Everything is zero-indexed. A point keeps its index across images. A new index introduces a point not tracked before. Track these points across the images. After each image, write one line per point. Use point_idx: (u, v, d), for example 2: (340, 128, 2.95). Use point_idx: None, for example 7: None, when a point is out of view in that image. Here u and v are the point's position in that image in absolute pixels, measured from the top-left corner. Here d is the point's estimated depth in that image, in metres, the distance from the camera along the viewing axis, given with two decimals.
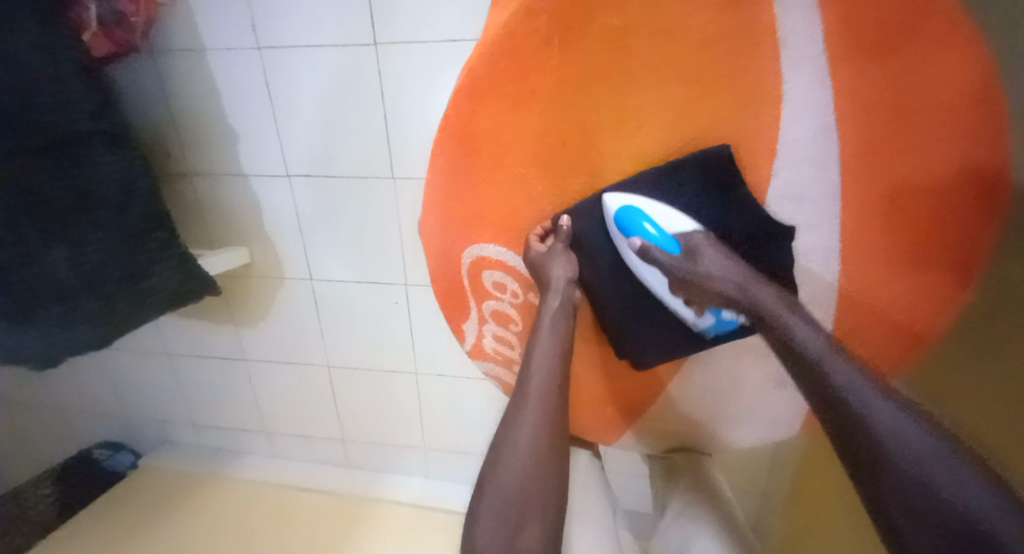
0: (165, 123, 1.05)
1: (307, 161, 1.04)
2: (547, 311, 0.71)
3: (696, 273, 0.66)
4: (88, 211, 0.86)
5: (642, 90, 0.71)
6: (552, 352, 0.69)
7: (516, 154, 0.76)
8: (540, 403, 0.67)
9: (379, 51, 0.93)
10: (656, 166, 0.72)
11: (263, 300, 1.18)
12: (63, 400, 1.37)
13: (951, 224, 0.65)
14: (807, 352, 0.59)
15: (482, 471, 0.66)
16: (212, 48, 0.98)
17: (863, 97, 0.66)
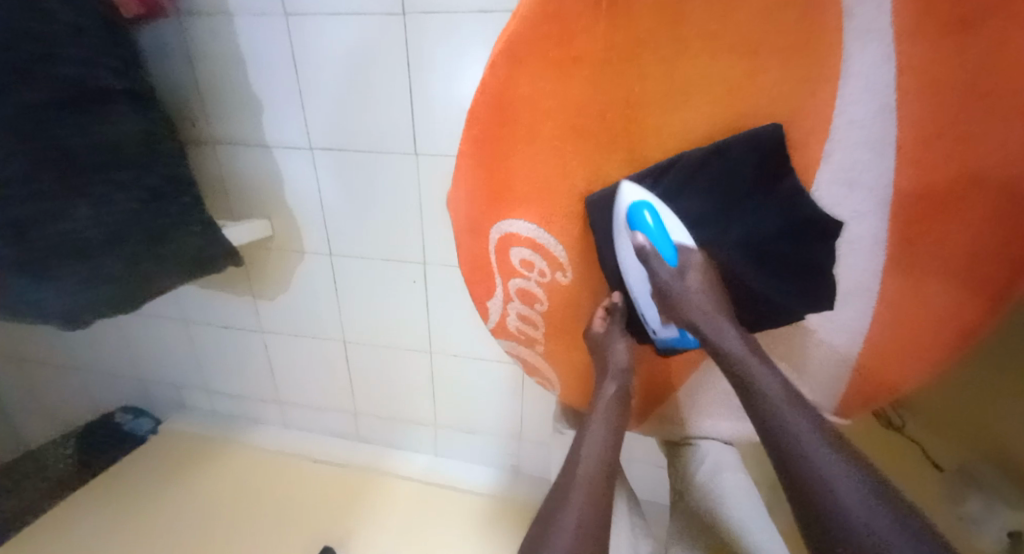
0: (187, 87, 1.03)
1: (330, 133, 1.01)
2: (602, 396, 0.65)
3: (679, 297, 0.61)
4: (107, 169, 0.83)
5: (695, 58, 0.58)
6: (605, 436, 0.61)
7: (547, 127, 0.62)
8: (590, 480, 0.57)
9: (408, 21, 0.89)
10: (698, 149, 0.61)
11: (281, 272, 1.17)
12: (86, 362, 1.39)
13: (969, 246, 0.57)
14: (764, 403, 0.53)
15: (542, 512, 0.57)
16: (238, 14, 0.95)
17: (937, 74, 0.53)
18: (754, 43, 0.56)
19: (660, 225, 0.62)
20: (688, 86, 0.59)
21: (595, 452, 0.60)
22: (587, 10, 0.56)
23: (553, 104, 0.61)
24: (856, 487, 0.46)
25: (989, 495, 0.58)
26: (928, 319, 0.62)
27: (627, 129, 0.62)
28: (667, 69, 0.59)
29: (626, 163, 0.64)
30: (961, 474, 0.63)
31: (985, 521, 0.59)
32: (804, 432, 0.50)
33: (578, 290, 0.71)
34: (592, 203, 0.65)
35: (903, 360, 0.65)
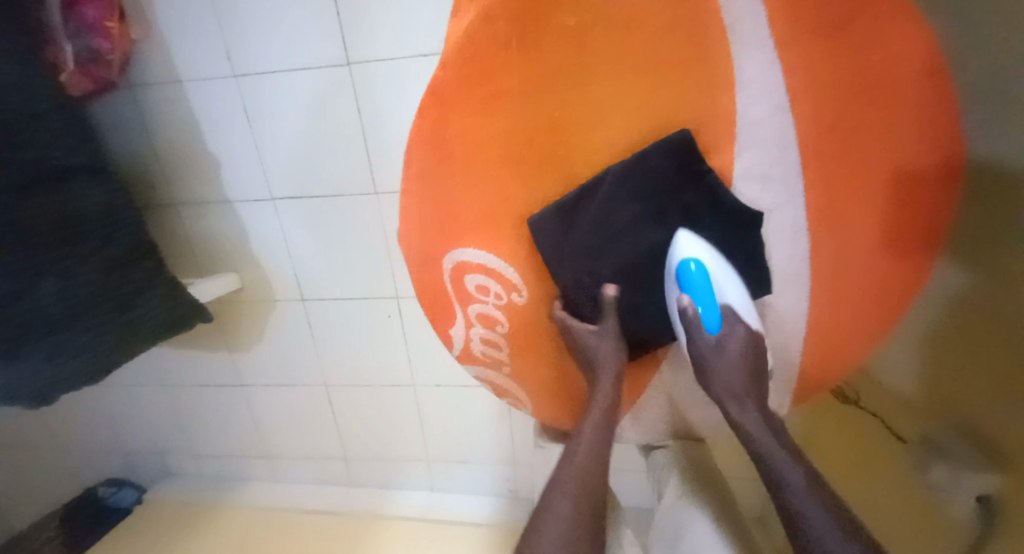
0: (144, 154, 1.06)
1: (288, 183, 1.03)
2: (600, 390, 0.65)
3: (709, 366, 0.63)
4: (64, 243, 0.84)
5: (607, 80, 0.62)
6: (599, 429, 0.62)
7: (481, 158, 0.65)
8: (585, 468, 0.59)
9: (351, 69, 0.93)
10: (620, 161, 0.66)
11: (254, 324, 1.18)
12: (67, 438, 1.37)
13: (915, 212, 0.60)
14: (760, 450, 0.57)
15: (533, 511, 0.57)
16: (188, 79, 0.98)
17: (823, 76, 0.58)
18: (652, 61, 0.61)
19: (706, 289, 0.64)
20: (605, 107, 0.64)
21: (590, 441, 0.61)
22: (500, 47, 0.61)
23: (485, 136, 0.65)
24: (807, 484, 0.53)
25: (955, 464, 0.56)
26: (869, 291, 0.64)
27: (556, 152, 0.66)
28: (581, 94, 0.63)
29: (557, 182, 0.68)
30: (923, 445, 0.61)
31: (953, 488, 0.56)
32: (773, 451, 0.56)
33: (536, 308, 0.73)
34: (534, 223, 0.68)
35: (850, 340, 0.67)
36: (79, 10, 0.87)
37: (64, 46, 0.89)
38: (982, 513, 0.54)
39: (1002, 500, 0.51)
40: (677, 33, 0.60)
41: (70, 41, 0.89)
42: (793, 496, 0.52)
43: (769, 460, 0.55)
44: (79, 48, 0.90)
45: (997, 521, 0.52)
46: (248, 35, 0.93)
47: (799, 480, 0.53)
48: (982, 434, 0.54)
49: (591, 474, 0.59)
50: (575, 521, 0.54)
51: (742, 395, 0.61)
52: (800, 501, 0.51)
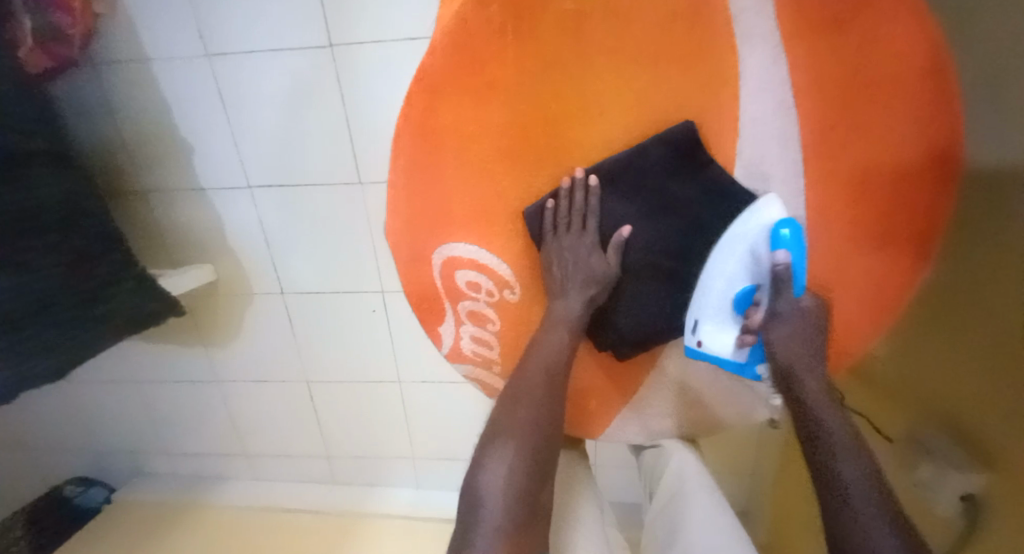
0: (110, 139, 1.01)
1: (268, 172, 0.99)
2: (546, 338, 0.64)
3: (784, 328, 0.58)
4: (21, 236, 0.78)
5: (605, 73, 0.60)
6: (542, 369, 0.62)
7: (474, 150, 0.62)
8: (546, 372, 0.62)
9: (334, 53, 0.88)
10: (618, 154, 0.63)
11: (231, 318, 1.13)
12: (31, 437, 1.32)
13: (909, 200, 0.59)
14: (827, 443, 0.54)
15: (474, 455, 0.59)
16: (158, 60, 0.93)
17: (824, 76, 0.58)
18: (652, 54, 0.60)
19: (804, 252, 0.57)
20: (605, 99, 0.62)
21: (551, 343, 0.64)
22: (494, 34, 0.58)
23: (475, 126, 0.61)
24: (865, 482, 0.51)
25: (941, 461, 0.55)
26: (867, 278, 0.62)
27: (551, 148, 0.63)
28: (579, 85, 0.61)
29: (553, 177, 0.65)
30: (907, 441, 0.60)
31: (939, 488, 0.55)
32: (823, 420, 0.55)
33: (525, 310, 0.69)
34: (530, 215, 0.65)
35: (852, 338, 0.64)
36: None
37: (23, 20, 0.81)
38: (969, 511, 0.53)
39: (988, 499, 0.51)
40: (679, 22, 0.59)
41: (28, 15, 0.82)
42: (848, 485, 0.51)
43: (833, 458, 0.53)
44: (38, 24, 0.83)
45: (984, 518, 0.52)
46: (224, 14, 0.88)
47: (858, 478, 0.51)
48: (974, 433, 0.53)
49: (553, 376, 0.63)
50: (533, 422, 0.59)
51: (812, 362, 0.59)
52: (860, 501, 0.50)
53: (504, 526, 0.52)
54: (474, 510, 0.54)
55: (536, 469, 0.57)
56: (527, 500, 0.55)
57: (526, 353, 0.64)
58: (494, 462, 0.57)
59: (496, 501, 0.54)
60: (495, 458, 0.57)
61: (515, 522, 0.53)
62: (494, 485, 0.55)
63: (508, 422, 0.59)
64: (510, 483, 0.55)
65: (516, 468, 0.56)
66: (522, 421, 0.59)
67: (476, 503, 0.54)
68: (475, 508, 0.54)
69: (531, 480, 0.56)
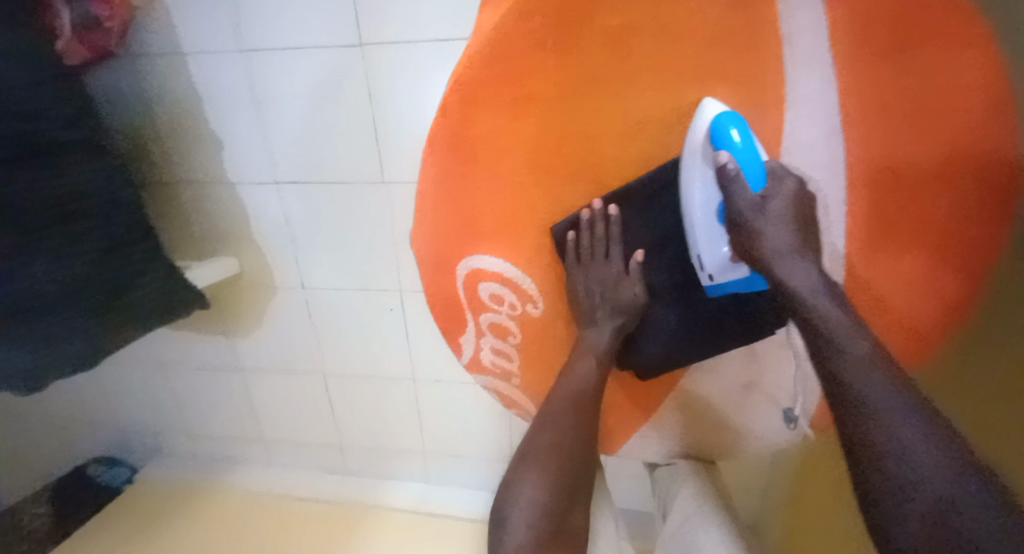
0: (142, 128, 1.02)
1: (295, 167, 0.99)
2: (575, 371, 0.64)
3: (758, 225, 0.53)
4: (39, 231, 0.78)
5: (646, 90, 0.59)
6: (569, 396, 0.62)
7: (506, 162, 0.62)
8: (571, 397, 0.62)
9: (364, 52, 0.88)
10: (649, 174, 0.61)
11: (253, 308, 1.14)
12: (58, 412, 1.35)
13: (970, 228, 0.52)
14: (841, 357, 0.46)
15: (504, 480, 0.61)
16: (191, 52, 0.94)
17: (876, 98, 0.55)
18: (696, 69, 0.58)
19: (751, 147, 0.53)
20: (639, 118, 0.60)
21: (580, 372, 0.63)
22: (533, 45, 0.56)
23: (510, 140, 0.61)
24: (896, 400, 0.43)
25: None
26: (927, 297, 0.57)
27: (584, 162, 0.62)
28: (618, 101, 0.59)
29: (587, 191, 0.64)
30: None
31: None
32: (837, 323, 0.48)
33: (551, 324, 0.69)
34: (558, 233, 0.64)
35: None
36: None
37: (61, 11, 0.83)
38: None
39: None
40: (724, 36, 0.56)
41: (67, 8, 0.83)
42: (875, 416, 0.43)
43: (846, 374, 0.45)
44: (76, 15, 0.85)
45: None
46: (257, 10, 0.88)
47: (885, 396, 0.43)
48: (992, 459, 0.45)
49: (578, 406, 0.62)
50: (558, 449, 0.59)
51: (796, 251, 0.52)
52: (891, 424, 0.42)
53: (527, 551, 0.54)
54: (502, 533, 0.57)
55: (563, 495, 0.57)
56: (552, 526, 0.55)
57: (557, 382, 0.64)
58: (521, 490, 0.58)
59: (520, 529, 0.55)
60: (521, 486, 0.58)
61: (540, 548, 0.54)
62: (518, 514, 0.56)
63: (534, 450, 0.60)
64: (535, 510, 0.56)
65: (540, 493, 0.57)
66: (548, 446, 0.59)
67: (504, 531, 0.56)
68: (501, 533, 0.56)
69: (558, 507, 0.57)
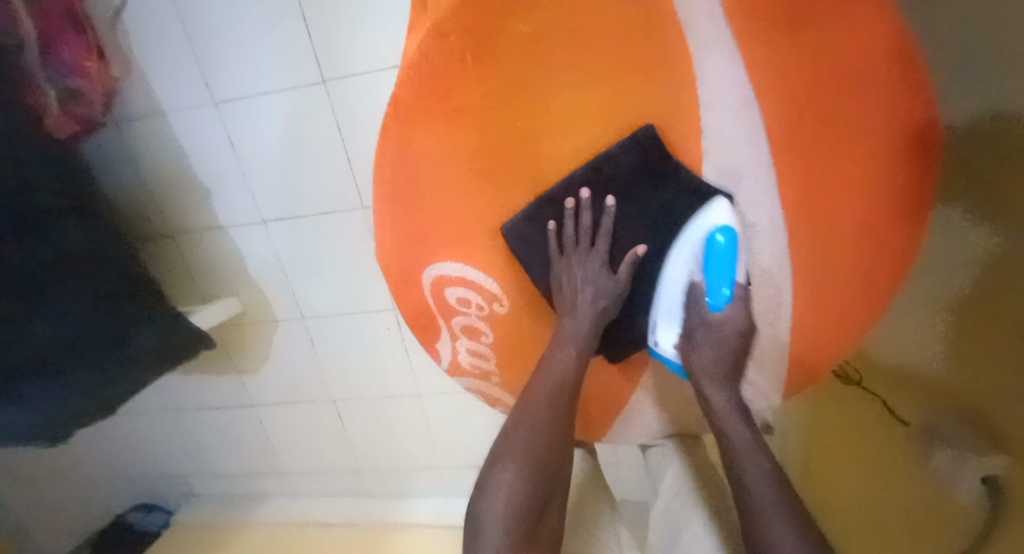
0: (135, 187, 1.08)
1: (278, 204, 1.04)
2: (552, 363, 0.65)
3: (695, 342, 0.64)
4: (45, 295, 0.85)
5: (573, 85, 0.60)
6: (546, 393, 0.64)
7: (448, 175, 0.63)
8: (549, 394, 0.64)
9: (328, 88, 0.93)
10: (581, 167, 0.63)
11: (257, 342, 1.19)
12: (88, 465, 1.41)
13: (897, 181, 0.58)
14: (730, 448, 0.61)
15: (482, 472, 0.62)
16: (170, 110, 1.00)
17: (783, 74, 0.57)
18: (613, 63, 0.58)
19: (723, 265, 0.61)
20: (570, 115, 0.61)
21: (558, 363, 0.65)
22: (453, 61, 0.58)
23: (449, 152, 0.62)
24: (772, 489, 0.56)
25: (958, 448, 0.56)
26: (871, 243, 0.61)
27: (525, 163, 0.63)
28: (544, 98, 0.60)
29: (531, 189, 0.65)
30: (926, 429, 0.60)
31: (959, 473, 0.56)
32: (739, 436, 0.61)
33: (519, 318, 0.71)
34: (508, 231, 0.66)
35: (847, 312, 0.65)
36: (56, 53, 0.88)
37: (47, 91, 0.88)
38: (990, 495, 0.53)
39: (1008, 485, 0.51)
40: (632, 27, 0.57)
41: (49, 85, 0.88)
42: (750, 487, 0.57)
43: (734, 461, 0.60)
44: (60, 91, 0.90)
45: (1004, 503, 0.52)
46: (224, 63, 0.94)
47: (766, 485, 0.56)
48: (990, 421, 0.52)
49: (557, 405, 0.64)
50: (535, 447, 0.61)
51: (722, 374, 0.63)
52: (762, 500, 0.56)
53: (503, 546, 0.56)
54: (478, 527, 0.58)
55: (539, 490, 0.60)
56: (528, 523, 0.58)
57: (532, 379, 0.66)
58: (498, 482, 0.60)
59: (496, 526, 0.57)
60: (497, 480, 0.60)
61: (516, 541, 0.56)
62: (495, 508, 0.58)
63: (511, 446, 0.62)
64: (510, 506, 0.58)
65: (518, 487, 0.59)
66: (525, 442, 0.61)
67: (480, 527, 0.58)
68: (477, 529, 0.58)
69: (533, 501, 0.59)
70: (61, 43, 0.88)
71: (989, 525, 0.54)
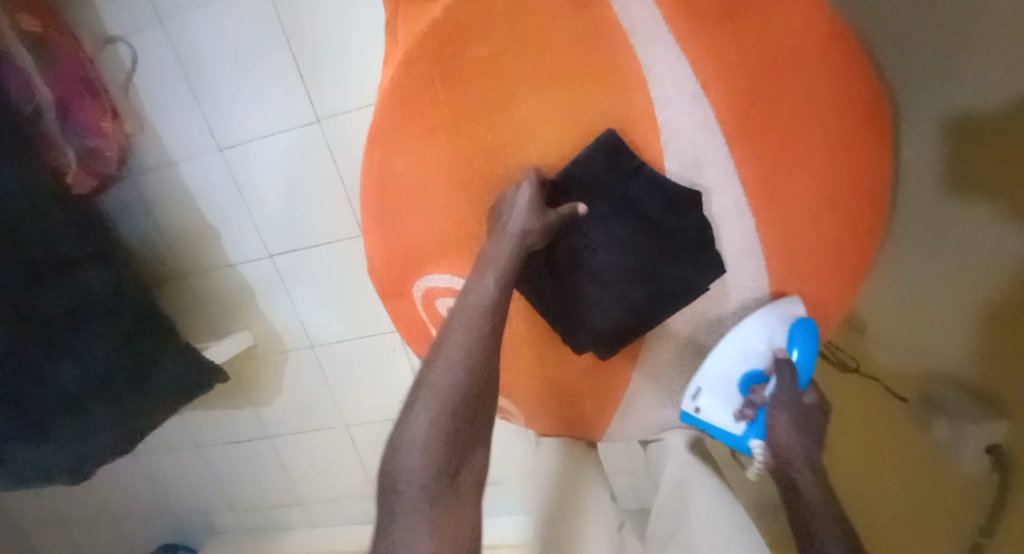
0: (150, 234, 1.15)
1: (282, 238, 1.09)
2: (477, 288, 0.60)
3: (785, 411, 0.64)
4: (68, 339, 0.91)
5: (529, 100, 0.60)
6: (469, 331, 0.59)
7: (425, 194, 0.66)
8: (472, 326, 0.59)
9: (323, 126, 0.98)
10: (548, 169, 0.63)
11: (270, 373, 1.23)
12: (119, 505, 1.46)
13: (853, 152, 0.59)
14: (799, 490, 0.65)
15: (399, 414, 0.59)
16: (179, 159, 1.07)
17: (724, 61, 0.55)
18: (569, 74, 0.59)
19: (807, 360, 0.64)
20: (531, 125, 0.62)
21: (478, 292, 0.60)
22: (425, 88, 0.62)
23: (427, 169, 0.66)
24: (831, 521, 0.62)
25: (957, 418, 0.67)
26: (837, 217, 0.61)
27: (493, 174, 0.64)
28: (508, 113, 0.61)
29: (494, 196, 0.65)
30: (924, 401, 0.71)
31: (963, 446, 0.66)
32: (804, 481, 0.65)
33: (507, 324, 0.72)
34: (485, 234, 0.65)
35: (819, 291, 0.65)
36: (73, 117, 0.96)
37: (65, 149, 0.96)
38: (994, 462, 0.63)
39: (1012, 449, 0.60)
40: (584, 42, 0.58)
41: (67, 144, 0.96)
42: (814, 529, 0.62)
43: (805, 505, 0.64)
44: (78, 150, 0.98)
45: (1008, 467, 0.61)
46: (224, 111, 1.01)
47: (827, 521, 0.62)
48: (992, 393, 0.62)
49: (474, 345, 0.58)
50: (453, 392, 0.57)
51: (799, 435, 0.65)
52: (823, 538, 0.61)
53: (421, 500, 0.55)
54: (396, 474, 0.56)
55: (458, 432, 0.57)
56: (445, 474, 0.56)
57: (451, 315, 0.61)
58: (414, 430, 0.57)
59: (414, 478, 0.55)
60: (412, 426, 0.57)
61: (433, 492, 0.55)
62: (413, 456, 0.55)
63: (428, 388, 0.58)
64: (426, 450, 0.55)
65: (433, 433, 0.56)
66: (439, 385, 0.57)
67: (397, 475, 0.56)
68: (393, 479, 0.56)
69: (454, 447, 0.56)
70: (77, 106, 0.96)
71: (995, 488, 0.64)
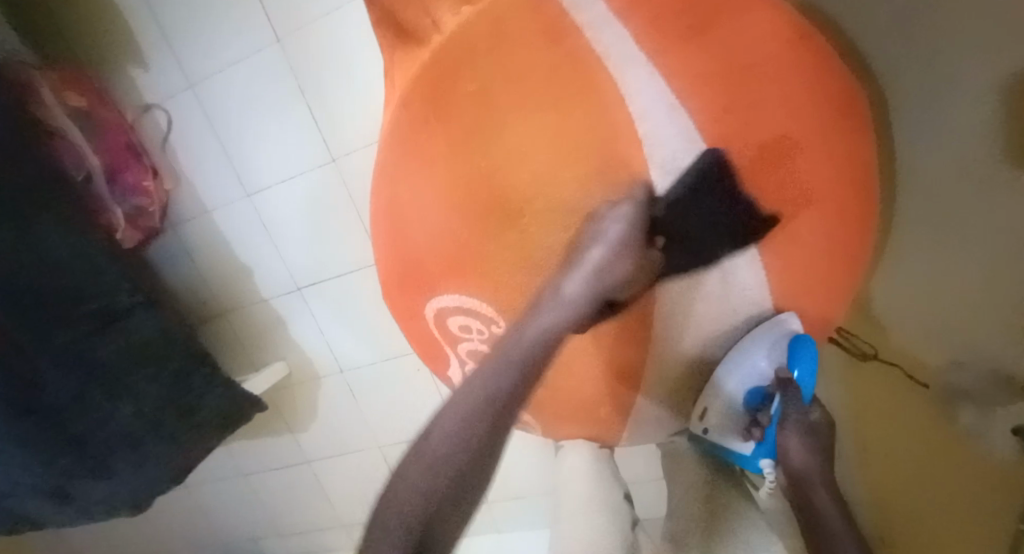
0: (189, 276, 1.24)
1: (307, 271, 1.16)
2: (536, 320, 0.62)
3: (799, 431, 0.65)
4: (126, 380, 0.99)
5: (518, 125, 0.58)
6: (506, 368, 0.63)
7: (427, 222, 0.69)
8: (512, 361, 0.63)
9: (338, 165, 1.03)
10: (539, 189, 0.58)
11: (307, 400, 1.30)
12: (177, 533, 1.55)
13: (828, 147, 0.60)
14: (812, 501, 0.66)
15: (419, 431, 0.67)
16: (212, 206, 1.15)
17: (697, 70, 0.55)
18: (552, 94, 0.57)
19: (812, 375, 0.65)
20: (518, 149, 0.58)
21: (533, 328, 0.63)
22: (422, 124, 0.66)
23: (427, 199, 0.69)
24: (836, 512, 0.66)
25: (982, 403, 0.70)
26: (825, 215, 0.61)
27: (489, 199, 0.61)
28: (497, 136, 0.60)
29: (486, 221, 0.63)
30: (947, 389, 0.73)
31: (989, 429, 0.69)
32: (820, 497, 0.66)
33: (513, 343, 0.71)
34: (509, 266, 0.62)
35: (816, 288, 0.65)
36: (120, 180, 1.06)
37: (114, 209, 1.06)
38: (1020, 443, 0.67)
39: None
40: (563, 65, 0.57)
41: (116, 204, 1.07)
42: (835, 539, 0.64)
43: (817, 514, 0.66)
44: (127, 209, 1.08)
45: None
46: (247, 158, 1.08)
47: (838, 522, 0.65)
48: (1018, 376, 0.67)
49: (493, 394, 0.63)
50: (471, 433, 0.62)
51: (813, 450, 0.66)
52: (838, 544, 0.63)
53: (401, 535, 0.60)
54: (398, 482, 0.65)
55: (459, 477, 0.61)
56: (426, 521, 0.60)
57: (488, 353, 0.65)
58: (420, 462, 0.63)
59: (407, 512, 0.61)
60: (421, 461, 0.63)
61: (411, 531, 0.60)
62: (414, 491, 0.61)
63: (442, 425, 0.64)
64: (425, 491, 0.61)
65: (437, 475, 0.61)
66: (454, 429, 0.62)
67: (392, 499, 0.63)
68: (394, 483, 0.65)
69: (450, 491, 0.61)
70: (123, 169, 1.06)
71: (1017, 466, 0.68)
